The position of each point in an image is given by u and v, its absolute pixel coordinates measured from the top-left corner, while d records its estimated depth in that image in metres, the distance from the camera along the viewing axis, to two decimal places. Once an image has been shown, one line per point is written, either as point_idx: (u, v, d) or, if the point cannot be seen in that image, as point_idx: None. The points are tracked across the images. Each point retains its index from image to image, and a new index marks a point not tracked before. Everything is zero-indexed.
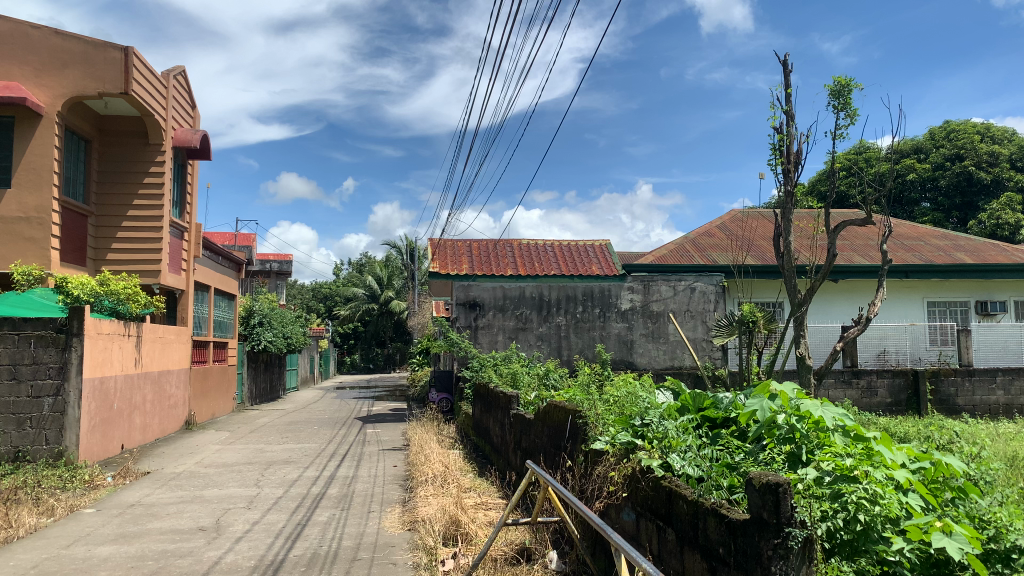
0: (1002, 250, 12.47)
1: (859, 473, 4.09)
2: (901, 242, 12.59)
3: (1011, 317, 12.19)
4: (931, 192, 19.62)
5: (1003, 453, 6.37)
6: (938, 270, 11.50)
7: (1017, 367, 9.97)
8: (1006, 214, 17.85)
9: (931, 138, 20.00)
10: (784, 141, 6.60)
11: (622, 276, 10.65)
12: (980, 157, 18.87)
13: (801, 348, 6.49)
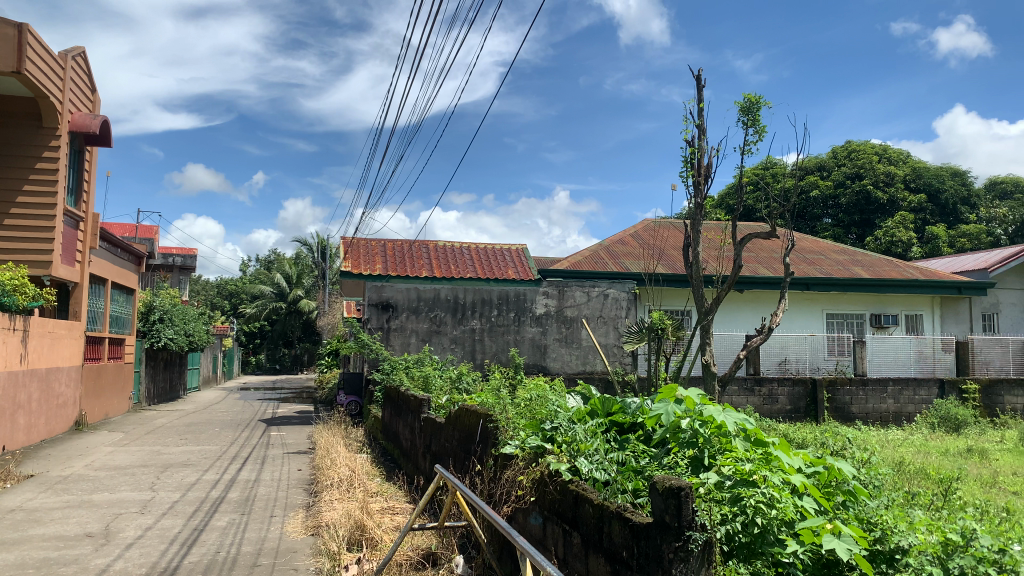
0: (894, 266, 13.18)
1: (757, 477, 4.22)
2: (803, 256, 13.14)
3: (901, 330, 12.89)
4: (832, 209, 20.58)
5: (892, 459, 6.69)
6: (836, 283, 12.06)
7: (906, 378, 10.54)
8: (899, 232, 18.88)
9: (834, 157, 20.98)
10: (695, 154, 6.77)
11: (537, 280, 10.70)
12: (877, 177, 19.92)
13: (707, 354, 6.65)
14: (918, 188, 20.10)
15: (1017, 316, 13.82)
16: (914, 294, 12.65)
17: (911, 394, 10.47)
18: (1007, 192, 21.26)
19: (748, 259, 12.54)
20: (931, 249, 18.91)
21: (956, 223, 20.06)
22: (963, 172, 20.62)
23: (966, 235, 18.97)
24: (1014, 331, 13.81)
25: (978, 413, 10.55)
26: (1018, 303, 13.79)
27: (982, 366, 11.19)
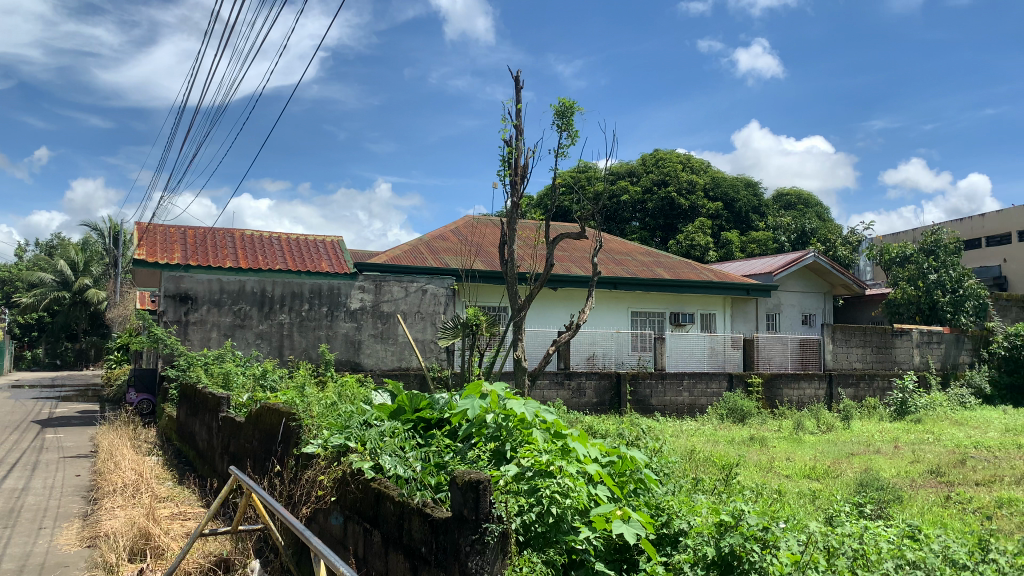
0: (694, 268, 14.17)
1: (555, 468, 4.37)
2: (613, 257, 13.81)
3: (697, 328, 13.91)
4: (640, 213, 21.79)
5: (683, 449, 7.17)
6: (641, 283, 12.78)
7: (700, 372, 11.37)
8: (697, 237, 20.33)
9: (643, 163, 22.26)
10: (512, 154, 6.85)
11: (353, 274, 10.46)
12: (681, 184, 21.41)
13: (518, 350, 6.75)
14: (716, 197, 21.78)
15: (795, 316, 15.35)
16: (709, 294, 13.68)
17: (704, 388, 11.30)
18: (790, 204, 23.60)
19: (562, 258, 12.98)
20: (725, 253, 20.55)
21: (747, 230, 21.94)
22: (754, 184, 22.61)
23: (755, 241, 20.80)
24: (792, 330, 15.32)
25: (760, 405, 11.59)
26: (796, 305, 15.32)
27: (765, 361, 12.29)
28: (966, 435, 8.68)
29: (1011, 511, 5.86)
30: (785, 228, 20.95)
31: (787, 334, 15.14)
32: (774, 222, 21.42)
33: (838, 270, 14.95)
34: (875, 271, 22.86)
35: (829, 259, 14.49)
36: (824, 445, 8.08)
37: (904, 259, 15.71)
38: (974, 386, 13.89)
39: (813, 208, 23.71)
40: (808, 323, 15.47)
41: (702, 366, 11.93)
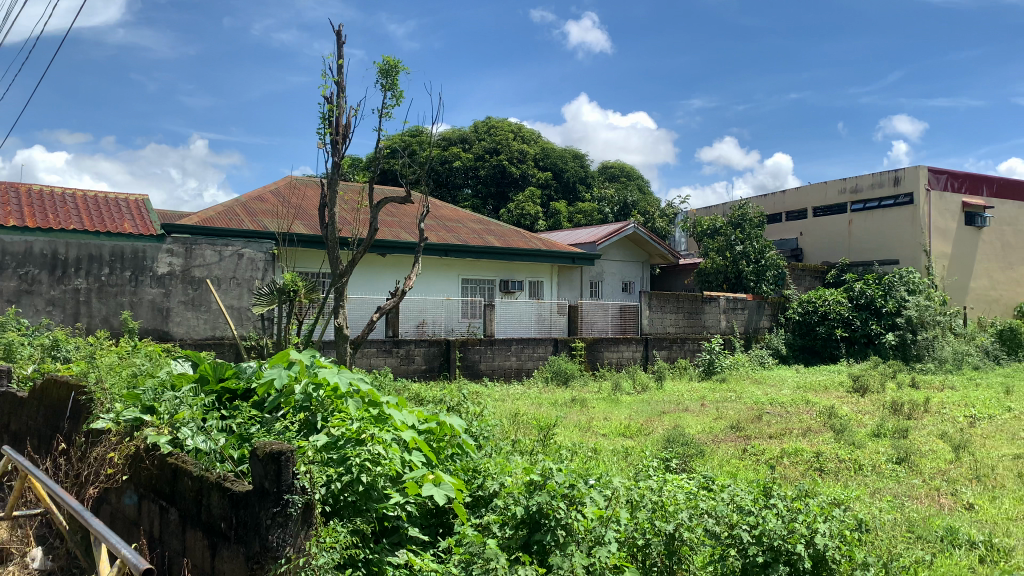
0: (522, 237, 14.40)
1: (366, 436, 4.28)
2: (443, 224, 13.76)
3: (525, 295, 14.22)
4: (472, 180, 21.88)
5: (505, 412, 7.32)
6: (472, 250, 12.83)
7: (527, 337, 11.67)
8: (528, 206, 20.72)
9: (475, 130, 22.35)
10: (334, 112, 6.58)
11: (160, 237, 9.77)
12: (512, 153, 21.77)
13: (340, 317, 6.54)
14: (545, 167, 22.29)
15: (616, 284, 16.10)
16: (537, 262, 13.98)
17: (530, 352, 11.63)
18: (614, 176, 24.64)
19: (391, 223, 12.78)
20: (554, 222, 21.12)
21: (574, 201, 22.64)
22: (581, 155, 23.36)
23: (582, 211, 21.55)
24: (613, 297, 16.06)
25: (582, 367, 12.09)
26: (618, 273, 16.04)
27: (588, 327, 12.77)
28: (763, 392, 9.49)
29: (795, 460, 6.46)
30: (609, 200, 21.78)
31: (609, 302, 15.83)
32: (600, 193, 22.25)
33: (656, 241, 15.82)
34: (691, 242, 24.39)
35: (648, 230, 15.28)
36: (638, 405, 8.52)
37: (714, 231, 16.90)
38: (772, 348, 15.25)
39: (636, 181, 24.90)
40: (628, 290, 16.29)
41: (528, 331, 12.12)
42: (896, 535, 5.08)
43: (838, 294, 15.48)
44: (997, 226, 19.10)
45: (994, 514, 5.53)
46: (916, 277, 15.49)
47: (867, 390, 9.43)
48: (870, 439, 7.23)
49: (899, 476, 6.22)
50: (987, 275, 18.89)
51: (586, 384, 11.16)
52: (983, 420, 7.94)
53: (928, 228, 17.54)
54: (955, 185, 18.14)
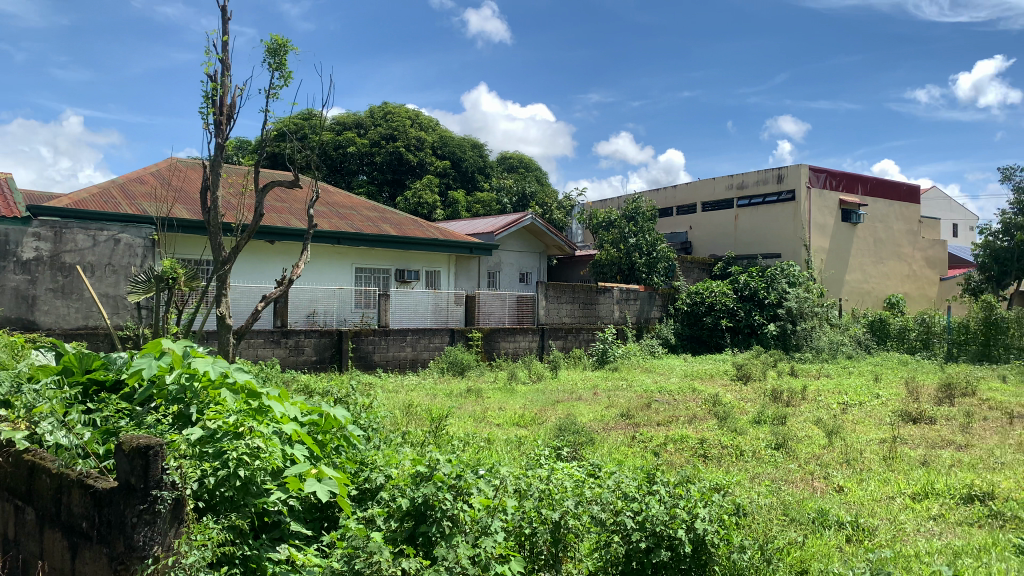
0: (418, 225, 14.26)
1: (245, 429, 4.11)
2: (336, 210, 13.45)
3: (420, 285, 14.11)
4: (367, 166, 21.49)
5: (396, 403, 7.21)
6: (365, 239, 12.62)
7: (423, 327, 11.61)
8: (425, 194, 20.54)
9: (371, 116, 21.98)
10: (217, 92, 6.29)
11: (24, 219, 9.13)
12: (409, 140, 21.57)
13: (223, 306, 6.28)
14: (443, 155, 22.20)
15: (514, 275, 16.22)
16: (433, 251, 13.88)
17: (426, 343, 11.56)
18: (513, 166, 24.82)
19: (281, 209, 12.41)
20: (452, 211, 21.04)
21: (473, 190, 22.65)
22: (480, 145, 23.39)
23: (480, 201, 21.58)
24: (510, 287, 16.17)
25: (478, 358, 12.11)
26: (515, 263, 16.16)
27: (485, 316, 12.75)
28: (652, 380, 9.77)
29: (680, 447, 6.66)
30: (508, 190, 21.85)
31: (506, 292, 15.92)
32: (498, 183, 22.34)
33: (552, 232, 16.03)
34: (587, 234, 24.85)
35: (545, 221, 15.45)
36: (532, 394, 8.59)
37: (609, 224, 17.31)
38: (662, 338, 15.72)
39: (534, 172, 25.16)
40: (524, 281, 16.45)
41: (424, 323, 11.97)
42: (773, 518, 5.29)
43: (724, 287, 16.05)
44: (871, 223, 20.34)
45: (861, 496, 5.88)
46: (797, 270, 16.30)
47: (749, 378, 9.86)
48: (751, 426, 7.55)
49: (777, 460, 6.51)
50: (861, 269, 20.08)
51: (482, 374, 11.25)
52: (854, 407, 8.45)
53: (808, 223, 18.46)
54: (833, 184, 19.20)
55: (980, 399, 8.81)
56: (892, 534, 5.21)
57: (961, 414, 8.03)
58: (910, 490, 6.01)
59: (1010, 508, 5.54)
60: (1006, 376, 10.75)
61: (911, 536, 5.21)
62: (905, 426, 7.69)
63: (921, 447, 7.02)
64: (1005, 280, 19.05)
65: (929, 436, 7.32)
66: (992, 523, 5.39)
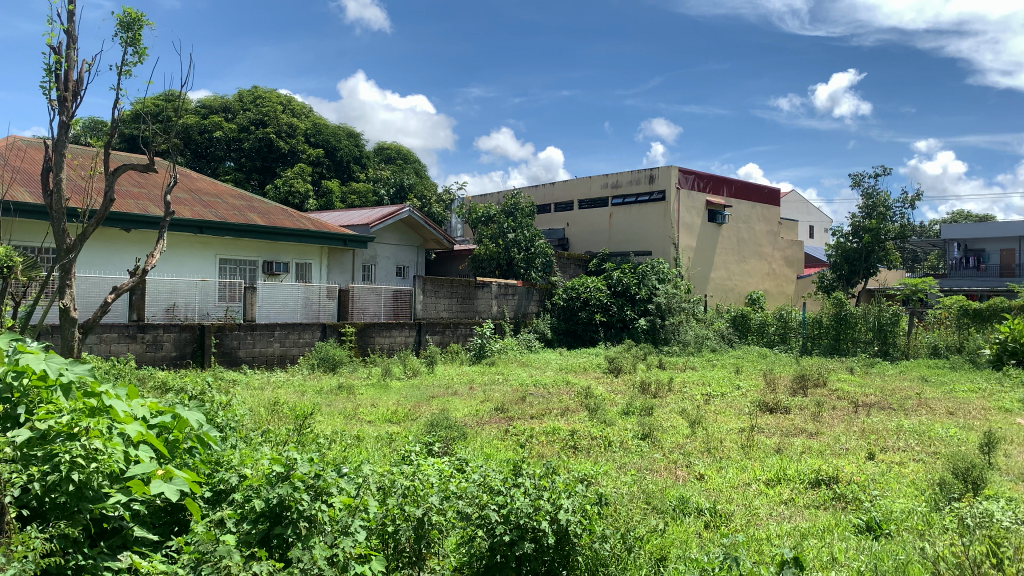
0: (288, 216, 13.80)
1: (81, 429, 3.81)
2: (199, 198, 12.81)
3: (290, 277, 13.65)
4: (234, 152, 20.61)
5: (257, 400, 6.91)
6: (230, 228, 12.11)
7: (293, 322, 11.28)
8: (297, 182, 19.91)
9: (239, 100, 21.10)
10: (61, 66, 5.80)
11: None
12: (280, 127, 20.89)
13: (66, 298, 5.81)
14: (316, 143, 21.62)
15: (390, 268, 16.03)
16: (303, 243, 13.47)
17: (295, 338, 11.22)
18: (390, 158, 24.52)
19: (137, 195, 11.72)
20: (325, 201, 20.50)
21: (348, 180, 22.19)
22: (356, 134, 22.94)
23: (355, 192, 21.16)
24: (386, 281, 15.99)
25: (351, 353, 11.87)
26: (391, 257, 15.99)
27: (359, 311, 12.39)
28: (528, 374, 9.87)
29: (551, 439, 6.72)
30: (384, 181, 21.53)
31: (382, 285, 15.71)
32: (374, 174, 22.01)
33: (429, 226, 15.99)
34: (465, 228, 24.89)
35: (423, 215, 15.41)
36: (407, 390, 8.46)
37: (488, 218, 17.37)
38: (539, 332, 15.89)
39: (412, 165, 24.95)
40: (401, 275, 16.34)
41: (295, 316, 11.57)
42: (635, 506, 5.42)
43: (598, 282, 16.46)
44: (735, 224, 21.41)
45: (720, 483, 6.12)
46: (666, 268, 17.00)
47: (620, 371, 10.13)
48: (620, 417, 7.74)
49: (643, 450, 6.70)
50: (725, 267, 21.10)
51: (355, 370, 11.13)
52: (717, 397, 8.84)
53: (677, 224, 19.19)
54: (700, 185, 20.07)
55: (829, 390, 9.42)
56: (746, 518, 5.44)
57: (813, 404, 8.55)
58: (765, 477, 6.32)
59: (851, 490, 5.95)
60: (854, 368, 11.54)
61: (763, 520, 5.46)
62: (763, 416, 8.10)
63: (776, 435, 7.41)
64: (854, 278, 20.50)
65: (783, 425, 7.73)
66: (835, 506, 5.76)
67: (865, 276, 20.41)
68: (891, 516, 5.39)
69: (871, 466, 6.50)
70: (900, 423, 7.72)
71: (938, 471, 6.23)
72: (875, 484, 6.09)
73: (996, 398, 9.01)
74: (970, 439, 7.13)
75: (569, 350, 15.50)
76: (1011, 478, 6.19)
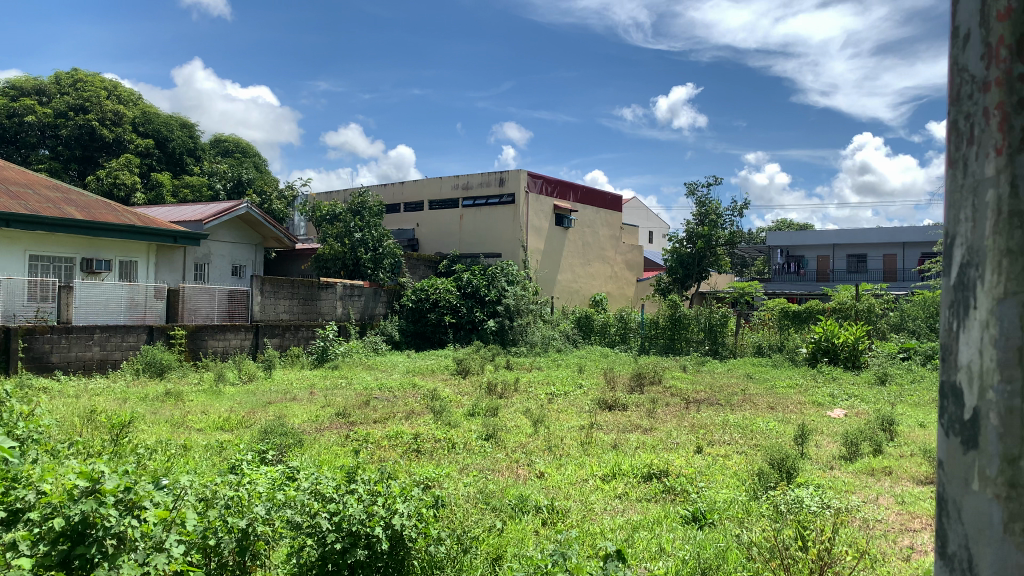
0: (111, 210, 12.83)
1: None
2: (6, 188, 11.65)
3: (113, 276, 12.70)
4: (50, 140, 19.00)
5: (60, 410, 6.33)
6: (41, 221, 11.11)
7: (115, 325, 10.54)
8: (123, 174, 18.62)
9: (56, 82, 19.38)
10: None
11: None
12: (103, 114, 19.40)
13: None
14: (146, 133, 20.30)
15: (225, 267, 15.40)
16: (128, 239, 12.59)
17: (118, 342, 10.51)
18: (228, 150, 23.47)
19: None
20: (155, 195, 19.32)
21: (180, 174, 20.99)
22: (190, 125, 21.71)
23: (189, 185, 20.08)
24: (221, 281, 15.35)
25: (182, 357, 11.26)
26: (226, 255, 15.35)
27: (190, 314, 11.75)
28: (373, 378, 9.71)
29: (394, 443, 6.61)
30: (221, 175, 20.52)
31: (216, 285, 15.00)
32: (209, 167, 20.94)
33: (270, 223, 15.57)
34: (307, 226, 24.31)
35: (261, 211, 14.99)
36: (241, 396, 8.08)
37: (333, 217, 16.93)
38: (386, 334, 15.68)
39: (251, 159, 24.03)
40: (238, 274, 15.77)
41: (118, 317, 10.79)
42: (472, 506, 5.43)
43: (448, 284, 16.54)
44: (580, 228, 22.14)
45: (559, 480, 6.26)
46: (514, 270, 17.36)
47: (468, 372, 10.20)
48: (465, 419, 7.75)
49: (486, 451, 6.73)
50: (571, 270, 21.76)
51: (184, 374, 10.57)
52: (560, 396, 9.07)
53: (526, 226, 19.58)
54: (548, 189, 20.57)
55: (664, 387, 9.91)
56: (582, 514, 5.58)
57: (648, 400, 8.96)
58: (601, 472, 6.53)
59: (680, 483, 6.24)
60: (687, 366, 12.20)
61: (598, 515, 5.62)
62: (602, 413, 8.40)
63: (613, 431, 7.69)
64: (689, 282, 21.73)
65: (620, 421, 8.05)
66: (665, 498, 6.04)
67: (699, 279, 21.70)
68: (714, 506, 5.71)
69: (698, 459, 6.88)
70: (726, 417, 8.23)
71: (756, 462, 6.68)
72: (701, 476, 6.44)
73: (810, 393, 9.81)
74: (786, 431, 7.72)
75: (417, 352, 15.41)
76: (820, 466, 6.73)
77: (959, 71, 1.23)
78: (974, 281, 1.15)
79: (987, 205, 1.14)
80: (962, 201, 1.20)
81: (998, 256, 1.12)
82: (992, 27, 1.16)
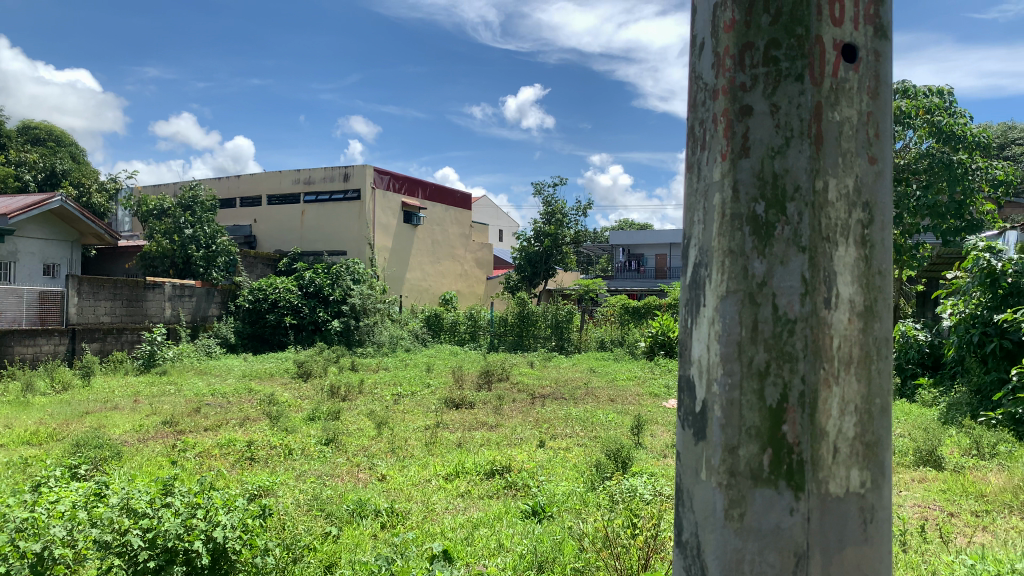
0: None
1: None
2: None
3: None
4: None
5: None
6: None
7: None
8: None
9: None
10: None
11: None
12: None
13: None
14: None
15: (36, 266, 14.10)
16: None
17: None
18: (38, 139, 21.51)
19: None
20: None
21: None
22: None
23: None
24: (32, 281, 14.03)
25: None
26: (37, 253, 14.06)
27: None
28: (205, 384, 9.20)
29: (227, 452, 6.30)
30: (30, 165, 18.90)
31: (23, 285, 13.66)
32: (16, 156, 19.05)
33: (87, 218, 14.55)
34: (132, 221, 22.67)
35: (77, 205, 13.96)
36: (54, 406, 7.43)
37: (161, 212, 15.93)
38: (220, 337, 14.97)
39: (67, 148, 22.12)
40: (51, 273, 14.51)
41: None
42: (303, 514, 5.25)
43: (288, 283, 16.06)
44: (430, 225, 22.09)
45: (401, 481, 6.18)
46: (360, 268, 17.14)
47: (310, 375, 9.91)
48: (304, 424, 7.51)
49: (325, 456, 6.55)
50: (421, 268, 21.66)
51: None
52: (406, 396, 8.98)
53: (372, 224, 19.33)
54: (395, 186, 20.39)
55: (510, 383, 10.07)
56: (422, 515, 5.53)
57: (495, 398, 9.05)
58: (444, 472, 6.50)
59: (521, 478, 6.34)
60: (534, 362, 12.46)
61: (439, 515, 5.59)
62: (449, 411, 8.40)
63: (458, 430, 7.70)
64: (537, 279, 22.13)
65: (467, 419, 8.07)
66: (506, 494, 6.10)
67: (547, 277, 22.19)
68: (553, 499, 5.82)
69: (540, 453, 7.02)
70: (569, 411, 8.48)
71: (595, 454, 6.91)
72: (542, 470, 6.57)
73: (647, 384, 10.28)
74: (624, 423, 8.04)
75: (254, 355, 14.82)
76: (653, 455, 7.05)
77: (696, 79, 1.39)
78: (704, 280, 1.32)
79: (713, 206, 1.30)
80: (695, 204, 1.36)
81: (722, 256, 1.27)
82: (721, 39, 1.32)
